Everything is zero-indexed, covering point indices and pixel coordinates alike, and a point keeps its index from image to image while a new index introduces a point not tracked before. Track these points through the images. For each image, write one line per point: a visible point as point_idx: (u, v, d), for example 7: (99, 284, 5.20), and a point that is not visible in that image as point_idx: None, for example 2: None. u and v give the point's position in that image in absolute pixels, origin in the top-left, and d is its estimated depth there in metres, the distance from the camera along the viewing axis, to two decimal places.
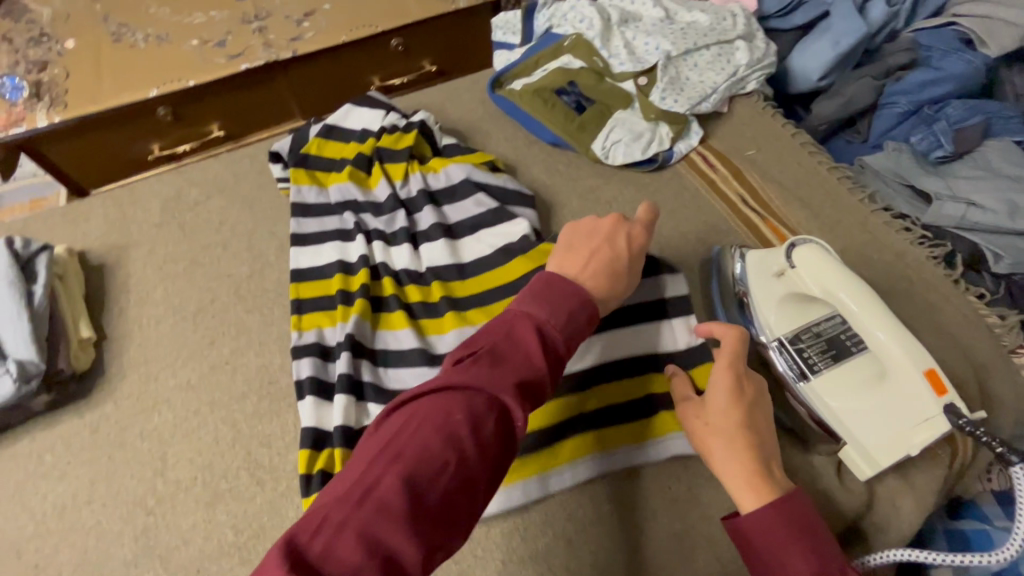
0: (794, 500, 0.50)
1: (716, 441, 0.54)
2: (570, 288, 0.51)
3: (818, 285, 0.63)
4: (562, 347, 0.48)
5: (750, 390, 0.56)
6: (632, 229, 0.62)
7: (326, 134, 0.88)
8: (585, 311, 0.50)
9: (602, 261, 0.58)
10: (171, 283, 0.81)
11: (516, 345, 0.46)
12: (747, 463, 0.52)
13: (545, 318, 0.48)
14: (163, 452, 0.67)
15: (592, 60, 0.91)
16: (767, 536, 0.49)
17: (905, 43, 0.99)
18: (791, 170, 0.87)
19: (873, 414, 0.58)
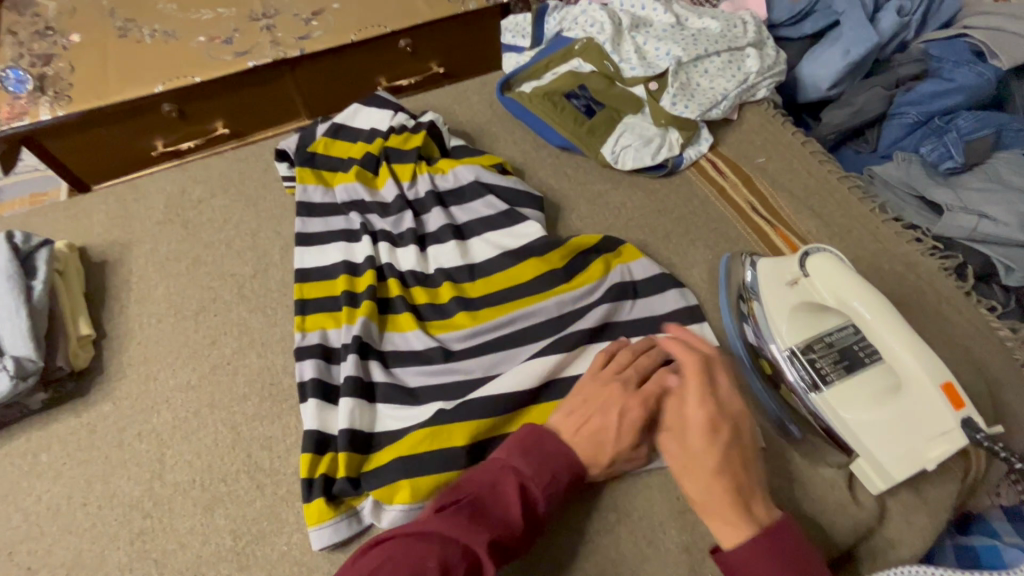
0: (780, 529, 0.48)
1: (693, 481, 0.50)
2: (561, 443, 0.54)
3: (830, 292, 0.60)
4: (542, 507, 0.50)
5: (723, 430, 0.51)
6: (636, 399, 0.58)
7: (333, 133, 0.87)
8: (571, 474, 0.53)
9: (590, 433, 0.56)
10: (173, 280, 0.80)
11: (499, 501, 0.49)
12: (726, 501, 0.49)
13: (531, 475, 0.51)
14: (161, 453, 0.66)
15: (602, 65, 0.91)
16: (754, 568, 0.47)
17: (915, 54, 1.00)
18: (801, 178, 0.87)
19: (887, 427, 0.56)
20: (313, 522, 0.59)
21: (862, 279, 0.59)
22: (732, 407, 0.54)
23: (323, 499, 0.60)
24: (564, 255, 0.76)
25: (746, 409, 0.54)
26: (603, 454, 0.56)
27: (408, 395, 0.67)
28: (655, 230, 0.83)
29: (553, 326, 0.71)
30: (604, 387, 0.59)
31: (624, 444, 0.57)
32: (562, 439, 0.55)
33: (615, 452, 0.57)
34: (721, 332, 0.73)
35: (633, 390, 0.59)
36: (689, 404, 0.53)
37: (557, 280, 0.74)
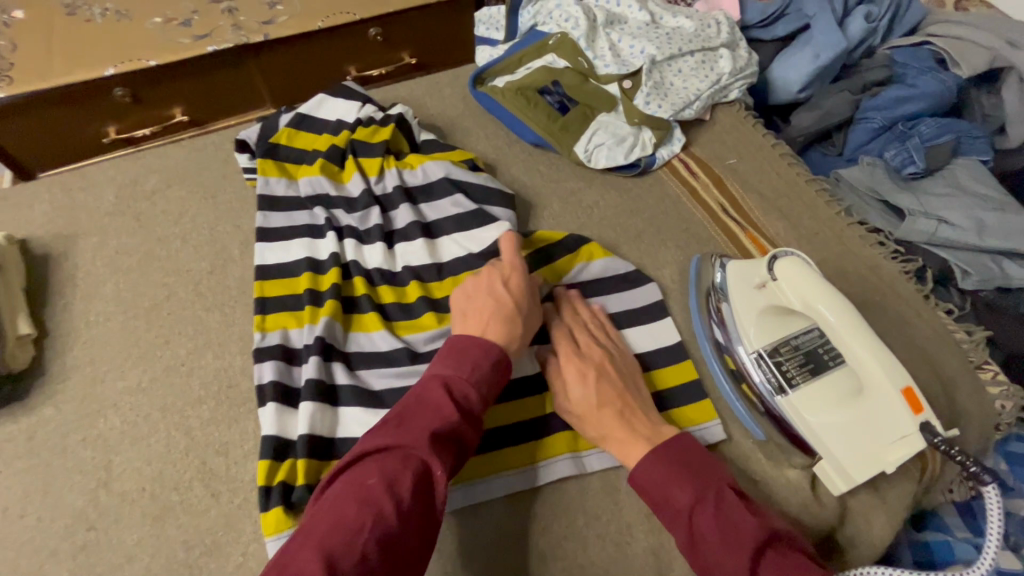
0: (666, 445, 0.56)
1: (591, 413, 0.60)
2: (470, 337, 0.58)
3: (799, 298, 0.60)
4: (473, 395, 0.55)
5: (609, 373, 0.63)
6: (504, 274, 0.66)
7: (297, 124, 0.84)
8: (490, 360, 0.57)
9: (489, 316, 0.61)
10: (123, 276, 0.75)
11: (426, 405, 0.53)
12: (613, 425, 0.59)
13: (451, 373, 0.55)
14: (107, 460, 0.62)
15: (577, 61, 0.89)
16: (650, 473, 0.54)
17: (882, 60, 1.01)
18: (770, 181, 0.87)
19: (849, 430, 0.57)
20: (270, 532, 0.57)
21: (820, 280, 0.59)
22: (594, 352, 0.65)
23: (281, 508, 0.57)
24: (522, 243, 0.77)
25: (606, 352, 0.65)
26: (516, 321, 0.62)
27: (375, 400, 0.65)
28: (627, 230, 0.83)
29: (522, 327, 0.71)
30: (477, 278, 0.66)
31: (525, 310, 0.63)
32: (470, 333, 0.59)
33: (523, 317, 0.63)
34: (688, 334, 0.73)
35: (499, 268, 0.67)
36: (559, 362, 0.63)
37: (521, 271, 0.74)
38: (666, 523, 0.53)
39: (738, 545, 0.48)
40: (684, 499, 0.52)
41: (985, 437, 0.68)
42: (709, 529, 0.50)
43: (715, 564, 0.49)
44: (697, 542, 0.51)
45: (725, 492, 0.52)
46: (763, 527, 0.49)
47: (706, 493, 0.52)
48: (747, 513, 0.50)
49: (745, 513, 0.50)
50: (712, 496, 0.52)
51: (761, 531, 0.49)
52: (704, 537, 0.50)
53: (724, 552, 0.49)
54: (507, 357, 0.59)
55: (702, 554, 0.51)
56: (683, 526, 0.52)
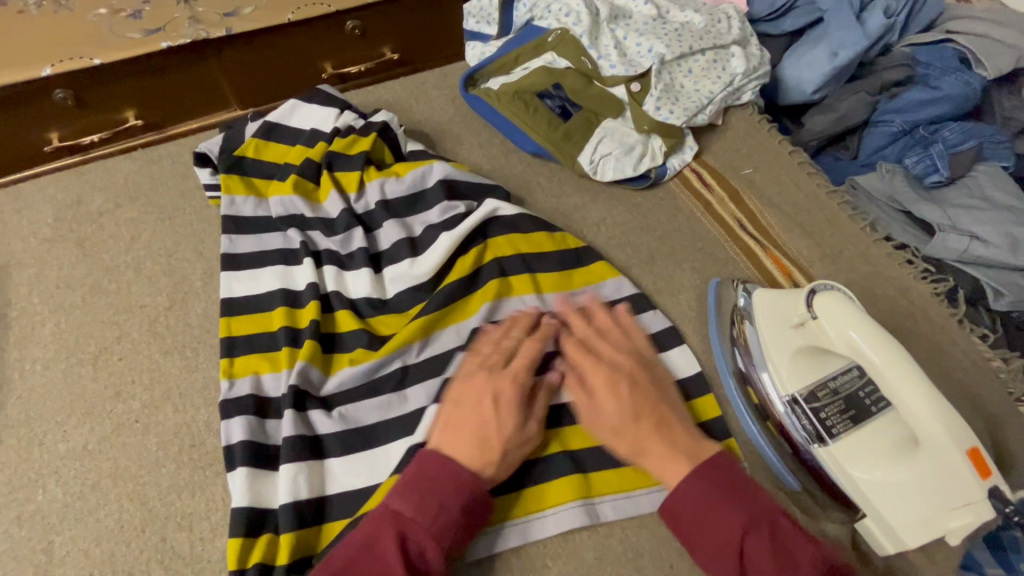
0: (715, 462, 0.51)
1: (620, 440, 0.53)
2: (445, 469, 0.49)
3: (841, 340, 0.53)
4: (433, 548, 0.47)
5: (625, 391, 0.55)
6: (501, 383, 0.55)
7: (266, 133, 0.74)
8: (460, 505, 0.48)
9: (473, 431, 0.52)
10: (65, 315, 0.65)
11: (376, 560, 0.45)
12: (655, 443, 0.52)
13: (410, 520, 0.47)
14: (47, 541, 0.53)
15: (580, 61, 0.81)
16: (695, 498, 0.49)
17: (900, 58, 0.95)
18: (790, 194, 0.80)
19: (904, 488, 0.50)
20: None
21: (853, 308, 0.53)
22: (620, 360, 0.58)
23: None
24: (514, 257, 0.69)
25: (633, 359, 0.58)
26: (495, 450, 0.51)
27: (364, 437, 0.59)
28: (638, 250, 0.75)
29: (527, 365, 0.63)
30: (469, 380, 0.56)
31: (510, 433, 0.53)
32: (446, 459, 0.50)
33: (506, 444, 0.52)
34: (710, 368, 0.67)
35: (499, 371, 0.56)
36: (587, 368, 0.56)
37: (514, 286, 0.68)
38: (706, 553, 0.49)
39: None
40: (735, 524, 0.47)
41: None
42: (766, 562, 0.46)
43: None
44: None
45: (779, 518, 0.48)
46: (824, 557, 0.46)
47: (760, 521, 0.48)
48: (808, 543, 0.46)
49: (805, 544, 0.46)
50: (767, 524, 0.47)
51: (823, 562, 0.45)
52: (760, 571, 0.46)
53: None
54: (483, 497, 0.50)
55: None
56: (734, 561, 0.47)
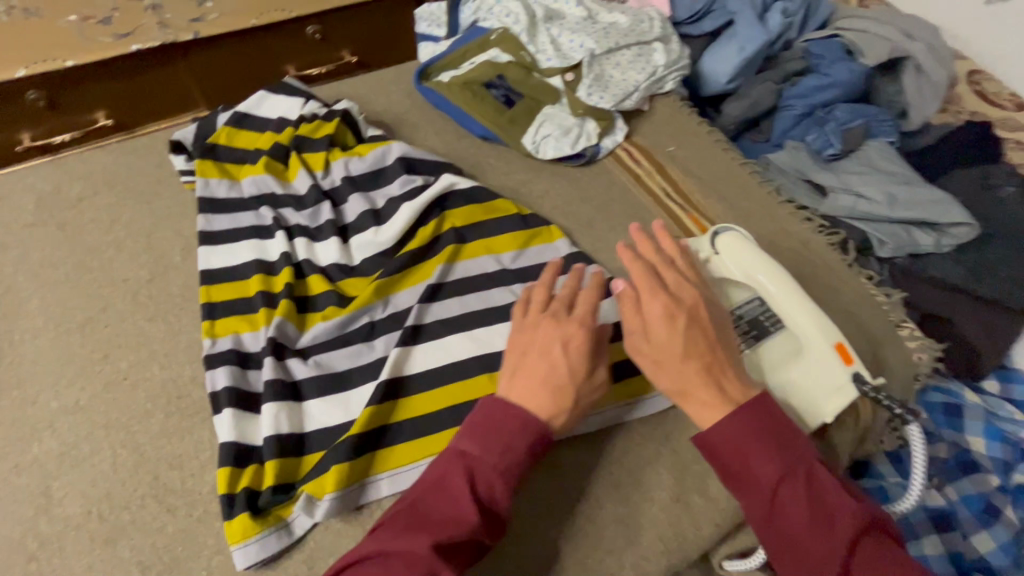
0: (757, 403, 0.52)
1: (666, 371, 0.55)
2: (506, 411, 0.52)
3: (741, 270, 0.66)
4: (497, 485, 0.50)
5: (685, 327, 0.54)
6: (565, 331, 0.56)
7: (237, 123, 0.81)
8: (524, 443, 0.51)
9: (541, 383, 0.53)
10: (51, 290, 0.70)
11: (445, 496, 0.49)
12: (702, 387, 0.53)
13: (476, 459, 0.50)
14: (46, 485, 0.58)
15: (520, 55, 0.91)
16: (732, 438, 0.50)
17: (799, 52, 1.09)
18: (708, 166, 0.92)
19: (794, 386, 0.61)
20: (235, 540, 0.55)
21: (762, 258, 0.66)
22: (687, 295, 0.57)
23: (247, 514, 0.55)
24: (467, 226, 0.78)
25: (699, 295, 0.57)
26: (566, 393, 0.53)
27: (337, 381, 0.66)
28: (578, 218, 0.85)
29: (484, 316, 0.72)
30: (537, 330, 0.57)
31: (582, 378, 0.55)
32: (508, 403, 0.53)
33: (577, 389, 0.54)
34: None
35: (566, 320, 0.57)
36: (648, 296, 0.56)
37: (468, 251, 0.77)
38: (738, 488, 0.50)
39: (835, 531, 0.46)
40: (770, 469, 0.48)
41: (907, 386, 0.77)
42: (798, 511, 0.47)
43: (801, 548, 0.46)
44: (780, 522, 0.48)
45: (816, 467, 0.49)
46: (861, 510, 0.47)
47: (795, 468, 0.48)
48: (846, 495, 0.47)
49: (841, 495, 0.47)
50: (802, 473, 0.48)
51: (860, 515, 0.46)
52: (792, 513, 0.47)
53: (811, 531, 0.46)
54: (547, 437, 0.53)
55: (782, 536, 0.47)
56: (766, 505, 0.48)
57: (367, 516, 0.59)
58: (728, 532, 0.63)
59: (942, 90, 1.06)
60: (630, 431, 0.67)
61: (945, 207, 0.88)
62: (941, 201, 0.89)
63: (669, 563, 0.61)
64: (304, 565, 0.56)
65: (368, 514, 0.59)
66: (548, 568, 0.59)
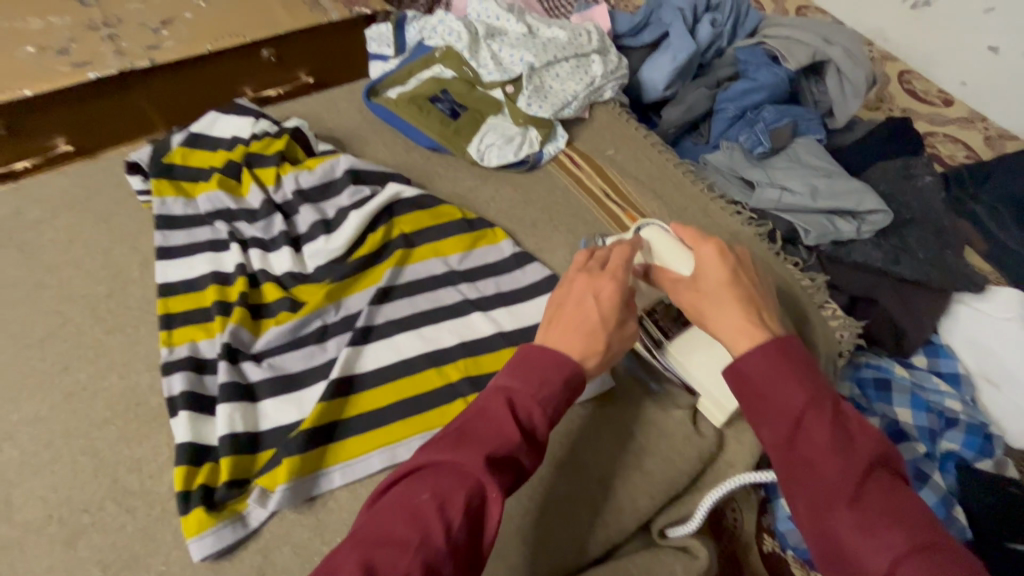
0: (789, 340, 0.49)
1: (709, 308, 0.55)
2: (542, 352, 0.51)
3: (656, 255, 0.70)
4: (539, 412, 0.48)
5: (732, 264, 0.57)
6: (600, 282, 0.58)
7: (191, 143, 0.85)
8: (562, 377, 0.50)
9: (577, 329, 0.54)
10: (10, 309, 0.73)
11: (489, 420, 0.46)
12: (733, 313, 0.53)
13: (518, 388, 0.49)
14: (6, 493, 0.60)
15: (462, 70, 0.97)
16: (762, 365, 0.48)
17: (729, 60, 1.18)
18: (645, 168, 0.99)
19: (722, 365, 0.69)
20: (192, 534, 0.57)
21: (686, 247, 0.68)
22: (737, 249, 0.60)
23: (202, 509, 0.58)
24: (416, 231, 0.83)
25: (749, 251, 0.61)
26: (597, 338, 0.54)
27: (291, 382, 0.69)
28: (523, 220, 0.91)
29: (432, 315, 0.76)
30: (572, 283, 0.59)
31: (612, 326, 0.55)
32: (544, 347, 0.52)
33: (608, 334, 0.55)
34: None
35: (600, 273, 0.59)
36: (700, 242, 0.60)
37: (417, 255, 0.81)
38: (760, 417, 0.47)
39: (856, 459, 0.43)
40: (798, 396, 0.46)
41: (831, 361, 0.83)
42: (824, 435, 0.44)
43: (817, 473, 0.44)
44: (801, 449, 0.45)
45: (841, 400, 0.47)
46: (882, 443, 0.45)
47: (825, 397, 0.46)
48: (868, 427, 0.45)
49: (863, 428, 0.45)
50: (829, 402, 0.46)
51: (880, 450, 0.44)
52: (816, 438, 0.44)
53: (833, 457, 0.43)
54: (582, 379, 0.52)
55: (802, 463, 0.45)
56: (789, 429, 0.45)
57: (319, 506, 0.62)
58: (663, 502, 0.69)
59: (862, 90, 1.12)
60: (570, 414, 0.72)
61: (862, 195, 0.96)
62: (858, 191, 0.96)
63: (608, 534, 0.66)
64: (259, 555, 0.59)
65: (320, 504, 0.62)
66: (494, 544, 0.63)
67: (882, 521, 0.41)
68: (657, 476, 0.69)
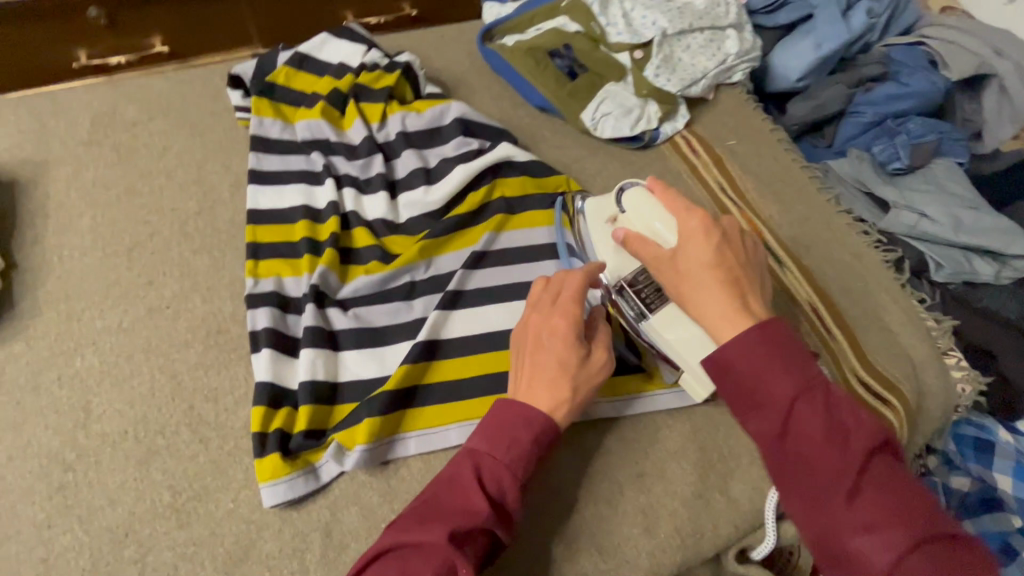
0: (773, 324, 0.48)
1: (691, 290, 0.53)
2: (511, 409, 0.54)
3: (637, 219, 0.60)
4: (505, 479, 0.52)
5: (716, 242, 0.54)
6: (554, 325, 0.57)
7: (296, 64, 0.80)
8: (531, 438, 0.53)
9: (543, 377, 0.56)
10: (102, 211, 0.71)
11: (456, 493, 0.50)
12: (717, 298, 0.51)
13: (485, 456, 0.52)
14: (85, 401, 0.59)
15: (589, 26, 0.88)
16: (749, 356, 0.47)
17: (878, 57, 1.04)
18: (767, 165, 0.89)
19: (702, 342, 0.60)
20: (266, 479, 0.56)
21: (670, 215, 0.57)
22: (726, 224, 0.56)
23: (279, 455, 0.56)
24: (517, 197, 0.76)
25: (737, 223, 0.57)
26: (563, 383, 0.55)
27: (375, 336, 0.66)
28: None
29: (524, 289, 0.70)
30: (527, 322, 0.59)
31: (575, 367, 0.56)
32: (513, 401, 0.55)
33: (573, 377, 0.56)
34: None
35: (550, 310, 0.59)
36: (684, 214, 0.56)
37: (516, 223, 0.75)
38: (750, 413, 0.47)
39: (848, 447, 0.43)
40: (787, 387, 0.45)
41: (947, 415, 0.74)
42: (813, 428, 0.44)
43: (810, 466, 0.44)
44: (790, 441, 0.45)
45: (830, 387, 0.46)
46: (879, 428, 0.44)
47: (814, 386, 0.45)
48: (862, 414, 0.45)
49: (857, 414, 0.45)
50: (815, 389, 0.45)
51: (878, 437, 0.44)
52: (808, 429, 0.44)
53: (825, 446, 0.43)
54: (551, 427, 0.54)
55: (792, 455, 0.44)
56: (778, 422, 0.45)
57: (392, 471, 0.59)
58: (746, 534, 0.63)
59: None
60: (658, 423, 0.66)
61: (1013, 237, 0.85)
62: (1009, 231, 0.85)
63: (685, 560, 0.60)
64: (328, 511, 0.57)
65: (393, 470, 0.59)
66: (564, 546, 0.59)
67: (878, 516, 0.41)
68: (744, 506, 0.63)
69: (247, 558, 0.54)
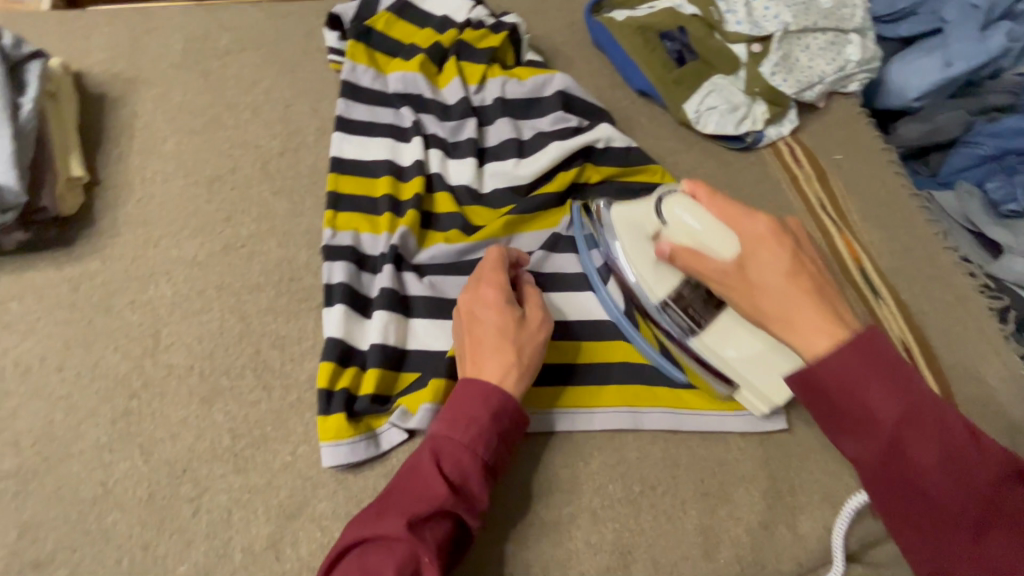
0: (869, 337, 0.44)
1: (766, 298, 0.49)
2: (463, 389, 0.51)
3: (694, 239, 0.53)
4: (466, 461, 0.48)
5: (790, 248, 0.50)
6: (484, 298, 0.56)
7: (397, 10, 0.76)
8: (488, 412, 0.50)
9: (480, 347, 0.53)
10: (186, 137, 0.69)
11: (415, 479, 0.47)
12: (809, 313, 0.47)
13: (444, 440, 0.49)
14: (155, 328, 0.58)
15: (707, 11, 0.81)
16: (847, 376, 0.43)
17: (1010, 85, 0.95)
18: (873, 186, 0.82)
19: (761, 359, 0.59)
20: (328, 438, 0.54)
21: (725, 222, 0.52)
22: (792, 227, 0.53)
23: (343, 415, 0.55)
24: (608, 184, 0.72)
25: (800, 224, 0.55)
26: (506, 347, 0.53)
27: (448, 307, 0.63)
28: None
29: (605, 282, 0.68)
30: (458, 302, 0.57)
31: (513, 332, 0.54)
32: (462, 381, 0.52)
33: (512, 339, 0.54)
34: None
35: (478, 287, 0.57)
36: (746, 217, 0.52)
37: None
38: (846, 434, 0.44)
39: (969, 475, 0.40)
40: (892, 409, 0.41)
41: None
42: (925, 452, 0.41)
43: (919, 491, 0.41)
44: (895, 466, 0.42)
45: (946, 409, 0.42)
46: (1004, 455, 0.41)
47: (924, 409, 0.41)
48: (984, 441, 0.41)
49: (977, 442, 0.41)
50: (929, 411, 0.41)
51: (1002, 464, 0.41)
52: (919, 458, 0.41)
53: (941, 474, 0.41)
54: (506, 398, 0.51)
55: (901, 480, 0.42)
56: (883, 448, 0.42)
57: None
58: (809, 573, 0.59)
59: None
60: (729, 443, 0.63)
61: None
62: None
63: None
64: (383, 480, 0.55)
65: None
66: (618, 555, 0.57)
67: (1009, 554, 0.40)
68: (811, 545, 0.59)
69: (300, 514, 0.53)
